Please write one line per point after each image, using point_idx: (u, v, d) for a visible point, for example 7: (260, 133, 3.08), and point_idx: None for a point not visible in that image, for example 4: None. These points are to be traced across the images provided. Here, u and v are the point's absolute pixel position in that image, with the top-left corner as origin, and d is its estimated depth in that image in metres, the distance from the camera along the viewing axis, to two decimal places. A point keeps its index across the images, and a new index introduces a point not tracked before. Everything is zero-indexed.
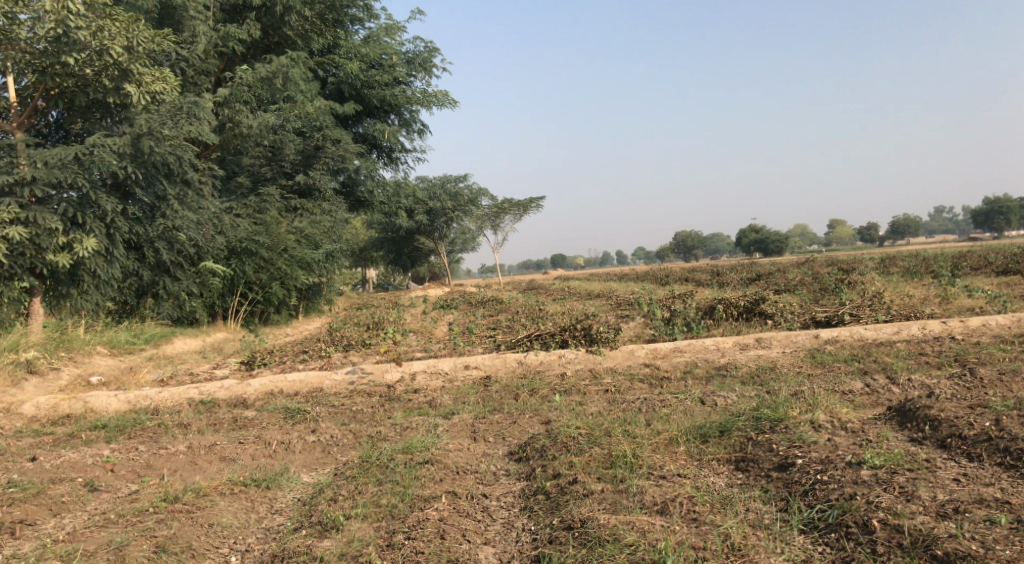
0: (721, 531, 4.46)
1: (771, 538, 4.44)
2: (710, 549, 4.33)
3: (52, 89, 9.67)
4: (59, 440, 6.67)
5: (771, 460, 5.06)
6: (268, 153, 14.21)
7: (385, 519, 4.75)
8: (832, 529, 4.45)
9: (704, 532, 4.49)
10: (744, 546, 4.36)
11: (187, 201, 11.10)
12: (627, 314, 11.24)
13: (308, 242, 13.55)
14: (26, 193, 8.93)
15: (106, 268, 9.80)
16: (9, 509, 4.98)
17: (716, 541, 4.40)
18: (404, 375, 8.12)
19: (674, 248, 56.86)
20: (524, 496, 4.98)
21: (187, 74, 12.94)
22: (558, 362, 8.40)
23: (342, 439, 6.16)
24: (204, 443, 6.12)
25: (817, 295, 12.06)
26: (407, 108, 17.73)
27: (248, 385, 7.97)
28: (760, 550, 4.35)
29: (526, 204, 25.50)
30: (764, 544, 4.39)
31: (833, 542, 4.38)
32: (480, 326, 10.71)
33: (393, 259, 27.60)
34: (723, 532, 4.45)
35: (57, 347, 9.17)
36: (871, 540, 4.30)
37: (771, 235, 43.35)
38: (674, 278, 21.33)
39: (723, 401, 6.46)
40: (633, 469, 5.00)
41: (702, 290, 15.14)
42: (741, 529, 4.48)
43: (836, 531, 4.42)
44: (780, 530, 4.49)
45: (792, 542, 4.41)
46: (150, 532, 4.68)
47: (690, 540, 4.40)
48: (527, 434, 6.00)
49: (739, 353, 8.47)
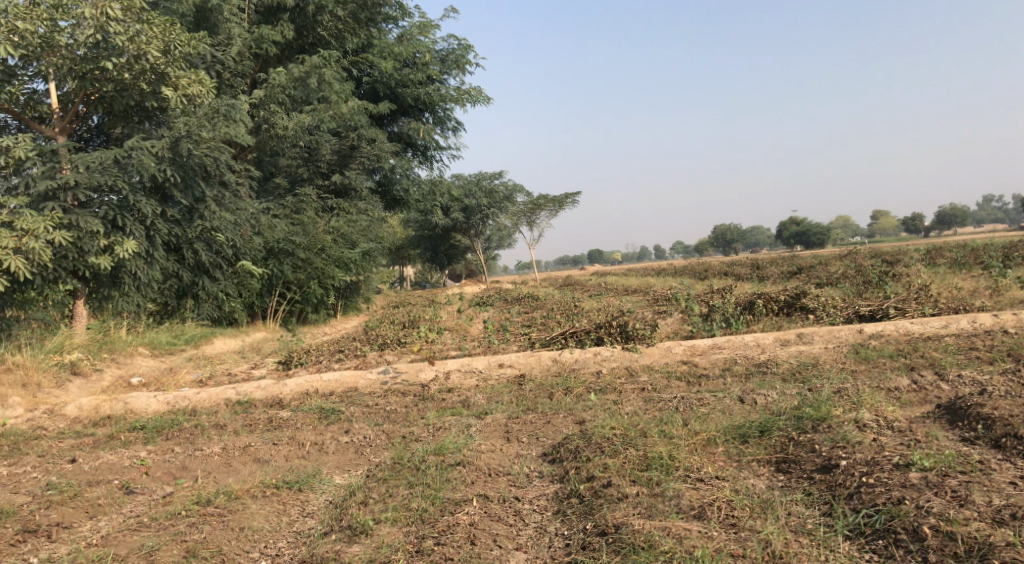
0: (761, 537, 4.31)
1: (814, 545, 4.28)
2: (749, 558, 4.20)
3: (92, 94, 9.79)
4: (99, 442, 6.74)
5: (813, 461, 4.87)
6: (304, 154, 14.31)
7: (415, 523, 4.68)
8: (879, 535, 4.26)
9: (743, 538, 4.34)
10: (786, 554, 4.21)
11: (225, 202, 11.17)
12: (665, 310, 11.03)
13: (345, 241, 13.55)
14: (69, 197, 9.04)
15: (146, 270, 9.90)
16: (47, 512, 5.03)
17: (756, 548, 4.25)
18: (438, 373, 8.06)
19: (712, 242, 56.17)
20: (558, 499, 4.88)
21: (223, 76, 13.01)
22: (594, 360, 8.27)
23: (375, 440, 6.12)
24: (238, 445, 6.13)
25: (861, 288, 11.72)
26: (441, 106, 17.72)
27: (284, 385, 7.98)
28: (802, 558, 4.19)
29: (562, 200, 25.32)
30: (807, 552, 4.23)
31: (881, 550, 4.19)
32: (515, 324, 10.62)
33: (430, 256, 27.66)
34: (762, 539, 4.30)
35: (99, 348, 9.32)
36: (923, 548, 4.11)
37: (812, 227, 42.47)
38: (713, 272, 20.97)
39: (763, 399, 6.27)
40: (670, 472, 4.86)
41: (742, 284, 14.83)
42: (783, 535, 4.32)
43: (883, 538, 4.24)
44: (823, 536, 4.32)
45: (837, 549, 4.24)
46: (182, 537, 4.69)
47: (729, 547, 4.26)
48: (562, 435, 5.89)
49: (779, 349, 8.25)
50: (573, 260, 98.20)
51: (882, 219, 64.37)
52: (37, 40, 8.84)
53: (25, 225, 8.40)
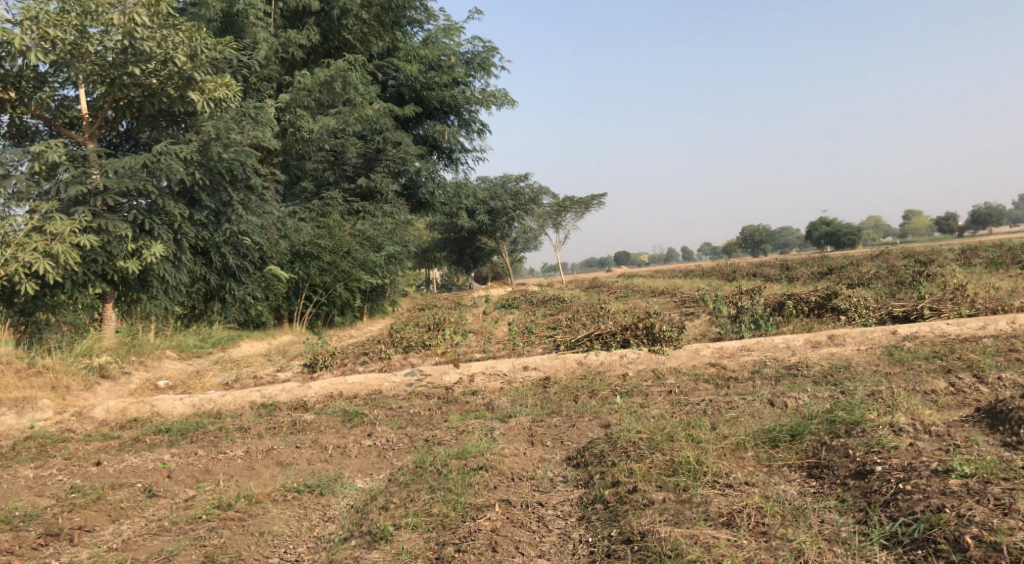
0: (793, 546, 4.17)
1: (850, 555, 4.12)
2: None
3: (120, 100, 9.90)
4: (125, 444, 6.75)
5: (847, 466, 4.71)
6: (330, 157, 14.35)
7: (437, 529, 4.60)
8: (917, 545, 4.09)
9: (774, 547, 4.20)
10: None
11: (252, 206, 11.20)
12: (692, 312, 10.82)
13: (371, 244, 13.51)
14: (98, 202, 9.13)
15: (174, 274, 9.96)
16: (69, 515, 5.02)
17: (787, 557, 4.11)
18: (462, 376, 7.99)
19: (741, 244, 55.58)
20: (582, 505, 4.77)
21: (250, 81, 13.07)
22: (620, 362, 8.14)
23: (398, 443, 6.05)
24: (261, 448, 6.10)
25: (894, 289, 11.43)
26: (466, 108, 17.68)
27: (308, 387, 7.96)
28: None
29: (587, 202, 25.13)
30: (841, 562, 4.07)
31: (920, 560, 4.02)
32: (540, 326, 10.51)
33: (456, 259, 27.65)
34: (795, 548, 4.15)
35: (128, 351, 9.36)
36: (965, 559, 3.93)
37: (843, 227, 41.80)
38: (742, 273, 20.64)
39: (794, 403, 6.10)
40: (698, 477, 4.72)
41: (770, 285, 14.61)
42: (816, 544, 4.17)
43: (922, 547, 4.06)
44: (859, 546, 4.16)
45: (873, 560, 4.08)
46: (201, 541, 4.66)
47: (761, 557, 4.12)
48: (587, 439, 5.78)
49: (811, 351, 8.06)
50: (600, 262, 97.78)
51: (914, 220, 63.20)
52: (67, 47, 8.93)
53: (54, 229, 8.47)
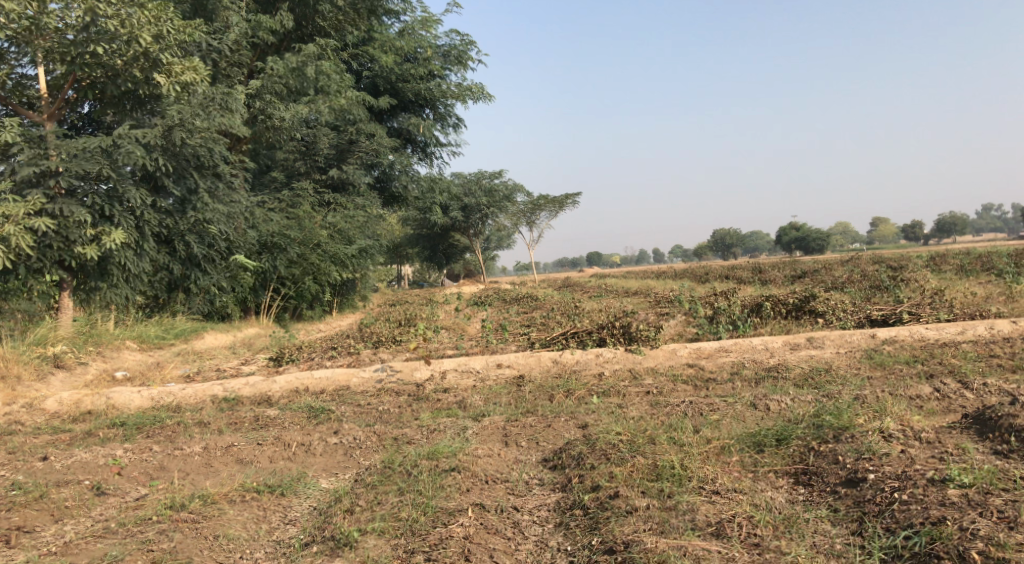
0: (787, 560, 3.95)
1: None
2: None
3: (82, 80, 9.45)
4: (75, 439, 6.37)
5: (837, 473, 4.53)
6: (302, 148, 14.04)
7: (405, 536, 4.31)
8: (918, 560, 3.90)
9: (768, 560, 3.98)
10: None
11: (219, 194, 10.83)
12: (667, 311, 10.62)
13: (341, 237, 13.20)
14: (53, 184, 8.69)
15: (135, 262, 9.56)
16: (8, 515, 4.67)
17: None
18: (434, 373, 7.69)
19: (712, 247, 55.86)
20: (560, 510, 4.52)
21: (220, 66, 12.65)
22: (596, 361, 7.92)
23: (365, 441, 5.75)
24: (220, 444, 5.77)
25: (869, 293, 11.33)
26: (441, 102, 17.44)
27: (273, 382, 7.63)
28: None
29: (562, 200, 24.94)
30: None
31: None
32: (513, 324, 10.26)
33: (428, 256, 27.30)
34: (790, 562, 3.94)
35: (85, 341, 8.93)
36: None
37: (812, 232, 42.06)
38: (715, 275, 20.58)
39: (777, 405, 5.91)
40: (683, 483, 4.49)
41: (744, 288, 14.51)
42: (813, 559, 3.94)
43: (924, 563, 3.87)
44: (854, 560, 3.97)
45: None
46: (149, 546, 4.33)
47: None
48: (563, 440, 5.54)
49: (790, 353, 7.91)
50: (572, 262, 97.92)
51: (882, 227, 63.91)
52: (25, 23, 8.52)
53: (7, 210, 8.05)
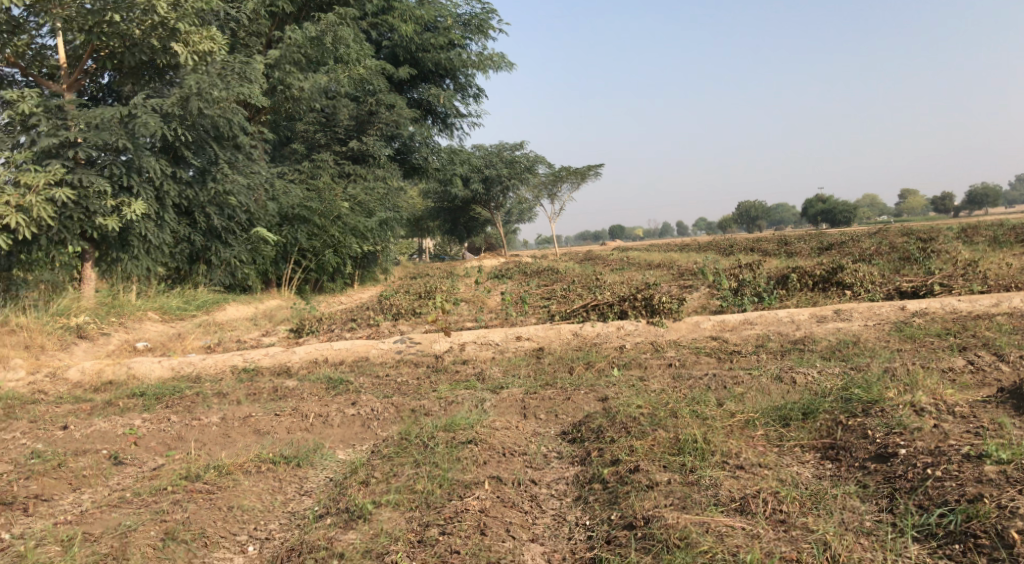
0: (816, 537, 3.80)
1: (878, 548, 3.77)
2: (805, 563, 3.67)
3: (101, 50, 9.40)
4: (96, 408, 6.37)
5: (866, 448, 4.38)
6: (322, 119, 13.95)
7: (419, 508, 4.22)
8: (954, 539, 3.74)
9: (795, 537, 3.83)
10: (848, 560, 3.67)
11: (239, 165, 10.75)
12: (691, 284, 10.43)
13: (362, 209, 13.12)
14: (72, 155, 8.65)
15: (155, 233, 9.53)
16: (26, 482, 4.62)
17: (813, 552, 3.72)
18: (453, 345, 7.61)
19: (736, 220, 55.24)
20: (579, 484, 4.43)
21: (238, 35, 12.52)
22: (617, 334, 7.78)
23: (383, 413, 5.69)
24: (238, 415, 5.73)
25: (898, 265, 11.04)
26: (462, 72, 17.22)
27: (293, 353, 7.60)
28: None
29: (584, 172, 24.65)
30: (872, 557, 3.70)
31: (957, 556, 3.68)
32: (534, 296, 10.15)
33: (449, 229, 27.20)
34: (819, 539, 3.78)
35: (108, 312, 8.91)
36: (1011, 556, 3.58)
37: (839, 204, 41.36)
38: (740, 247, 20.26)
39: (803, 378, 5.76)
40: (705, 458, 4.38)
41: (769, 260, 14.24)
42: (843, 537, 3.79)
43: (960, 542, 3.72)
44: (886, 537, 3.82)
45: (905, 554, 3.72)
46: (162, 516, 4.21)
47: (781, 551, 3.73)
48: (583, 413, 5.44)
49: (816, 326, 7.72)
50: (594, 236, 97.44)
51: (910, 200, 62.62)
52: None
53: (28, 181, 8.06)
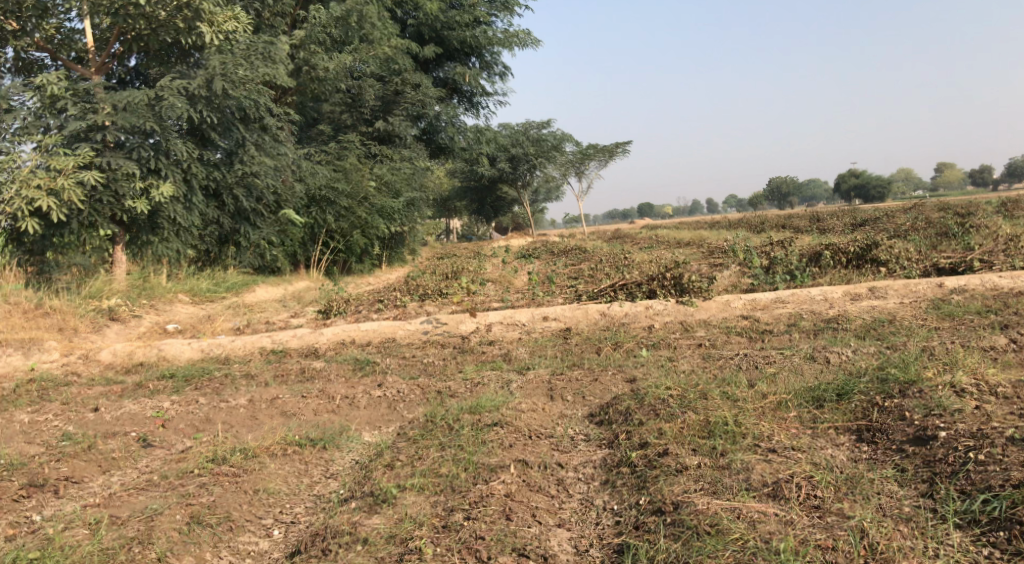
0: (852, 523, 3.68)
1: (918, 535, 3.65)
2: (842, 551, 3.56)
3: (128, 33, 9.41)
4: (127, 390, 6.41)
5: (904, 431, 4.25)
6: (348, 100, 13.91)
7: (444, 493, 4.17)
8: (999, 525, 3.61)
9: (831, 524, 3.72)
10: (888, 549, 3.56)
11: (266, 146, 10.74)
12: (721, 262, 10.25)
13: (388, 189, 13.07)
14: (101, 138, 8.70)
15: (184, 216, 9.56)
16: (57, 465, 4.66)
17: (851, 540, 3.60)
18: (479, 325, 7.55)
19: (767, 197, 54.44)
20: (606, 467, 4.35)
21: (263, 16, 12.48)
22: (646, 313, 7.66)
23: (409, 394, 5.66)
24: (265, 397, 5.74)
25: (935, 241, 10.74)
26: (487, 50, 17.05)
27: (320, 334, 7.60)
28: (908, 554, 3.54)
29: (612, 149, 24.37)
30: (912, 545, 3.58)
31: (1002, 544, 3.55)
32: (560, 276, 10.05)
33: (476, 209, 27.12)
34: (856, 526, 3.66)
35: (139, 295, 8.96)
36: None
37: (873, 180, 40.53)
38: (771, 224, 19.93)
39: (837, 358, 5.61)
40: (736, 441, 4.28)
41: (801, 237, 13.96)
42: (881, 524, 3.67)
43: (1005, 529, 3.58)
44: (926, 524, 3.69)
45: (947, 542, 3.60)
46: (188, 500, 4.21)
47: (816, 537, 3.61)
48: (611, 394, 5.35)
49: (850, 304, 7.53)
50: (622, 214, 96.72)
51: (946, 174, 61.20)
52: None
53: (58, 164, 8.12)
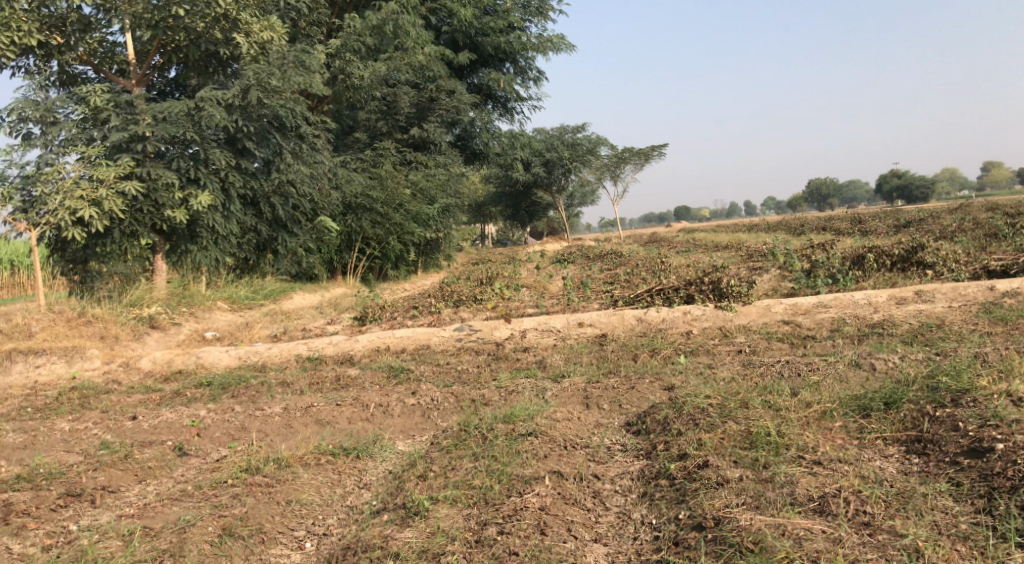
0: (904, 543, 3.51)
1: (977, 556, 3.46)
2: None
3: (168, 45, 9.55)
4: (164, 398, 6.45)
5: (957, 442, 4.06)
6: (383, 107, 13.95)
7: (478, 505, 4.10)
8: None
9: (882, 541, 3.56)
10: None
11: (302, 155, 10.79)
12: (760, 266, 10.04)
13: (423, 195, 13.07)
14: (141, 149, 8.82)
15: (223, 224, 9.64)
16: (95, 474, 4.69)
17: (905, 560, 3.43)
18: (514, 332, 7.47)
19: (807, 198, 53.56)
20: (644, 479, 4.24)
21: (299, 26, 12.59)
22: (684, 319, 7.49)
23: (443, 402, 5.60)
24: (300, 405, 5.73)
25: (984, 242, 10.39)
26: (522, 55, 17.00)
27: (355, 341, 7.59)
28: None
29: (648, 153, 24.16)
30: None
31: None
32: (596, 281, 9.92)
33: (511, 214, 27.11)
34: (910, 546, 3.49)
35: (179, 302, 9.05)
36: None
37: (916, 180, 39.67)
38: (812, 227, 19.54)
39: (884, 365, 5.42)
40: (780, 453, 4.14)
41: (842, 240, 13.62)
42: (938, 544, 3.49)
43: None
44: (986, 543, 3.51)
45: (1008, 562, 3.41)
46: (221, 511, 4.20)
47: (867, 557, 3.45)
48: (648, 403, 5.23)
49: (896, 308, 7.30)
50: (658, 217, 95.94)
51: (993, 173, 59.64)
52: None
53: (99, 174, 8.26)
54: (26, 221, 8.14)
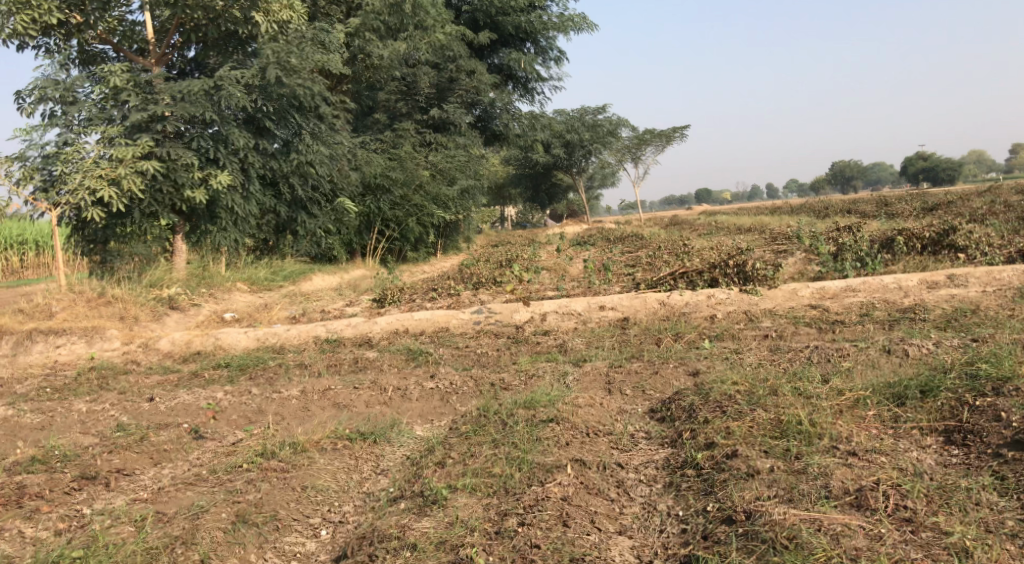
0: (951, 542, 3.33)
1: None
2: None
3: (187, 23, 9.44)
4: (182, 380, 6.40)
5: (1000, 433, 3.89)
6: (403, 87, 13.77)
7: (498, 494, 3.99)
8: None
9: (925, 540, 3.39)
10: None
11: (322, 135, 10.65)
12: (785, 248, 9.81)
13: (443, 177, 12.93)
14: (160, 128, 8.74)
15: (242, 205, 9.55)
16: (110, 457, 4.64)
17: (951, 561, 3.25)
18: (534, 315, 7.33)
19: (830, 181, 52.77)
20: (669, 468, 4.12)
21: (318, 4, 12.42)
22: (707, 303, 7.30)
23: (462, 387, 5.50)
24: (317, 388, 5.64)
25: (1017, 225, 10.09)
26: (543, 35, 16.73)
27: (374, 323, 7.49)
28: None
29: (670, 134, 23.83)
30: None
31: None
32: (617, 264, 9.75)
33: (531, 196, 26.95)
34: (956, 545, 3.30)
35: (198, 283, 9.01)
36: None
37: (943, 162, 38.91)
38: (836, 209, 19.16)
39: (917, 351, 5.22)
40: (813, 442, 3.99)
41: (868, 223, 13.33)
42: (986, 543, 3.30)
43: None
44: None
45: None
46: (235, 497, 4.12)
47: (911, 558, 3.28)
48: (673, 388, 5.10)
49: (927, 293, 7.08)
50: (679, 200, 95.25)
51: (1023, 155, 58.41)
52: None
53: (118, 154, 8.20)
54: (46, 201, 8.11)
